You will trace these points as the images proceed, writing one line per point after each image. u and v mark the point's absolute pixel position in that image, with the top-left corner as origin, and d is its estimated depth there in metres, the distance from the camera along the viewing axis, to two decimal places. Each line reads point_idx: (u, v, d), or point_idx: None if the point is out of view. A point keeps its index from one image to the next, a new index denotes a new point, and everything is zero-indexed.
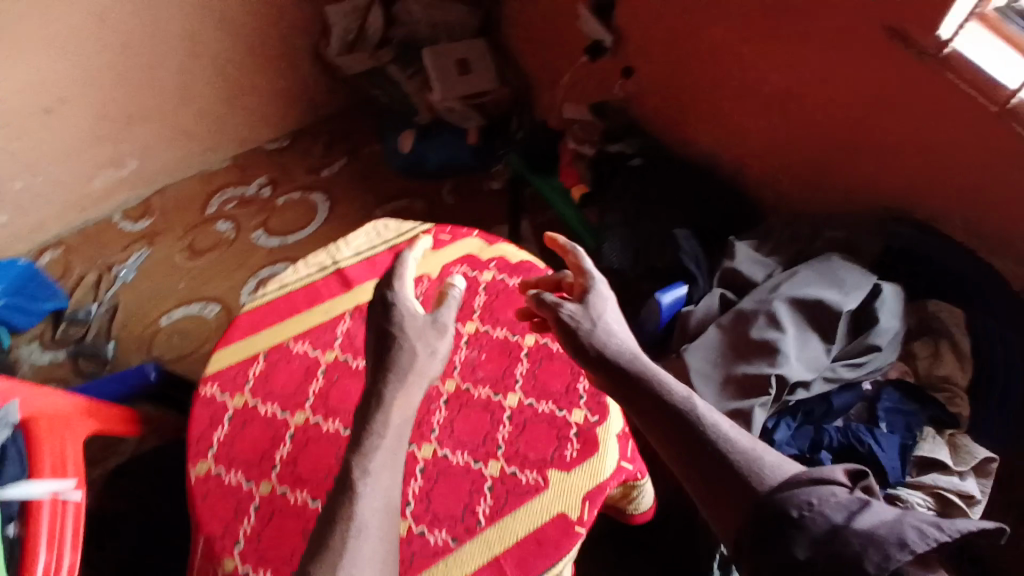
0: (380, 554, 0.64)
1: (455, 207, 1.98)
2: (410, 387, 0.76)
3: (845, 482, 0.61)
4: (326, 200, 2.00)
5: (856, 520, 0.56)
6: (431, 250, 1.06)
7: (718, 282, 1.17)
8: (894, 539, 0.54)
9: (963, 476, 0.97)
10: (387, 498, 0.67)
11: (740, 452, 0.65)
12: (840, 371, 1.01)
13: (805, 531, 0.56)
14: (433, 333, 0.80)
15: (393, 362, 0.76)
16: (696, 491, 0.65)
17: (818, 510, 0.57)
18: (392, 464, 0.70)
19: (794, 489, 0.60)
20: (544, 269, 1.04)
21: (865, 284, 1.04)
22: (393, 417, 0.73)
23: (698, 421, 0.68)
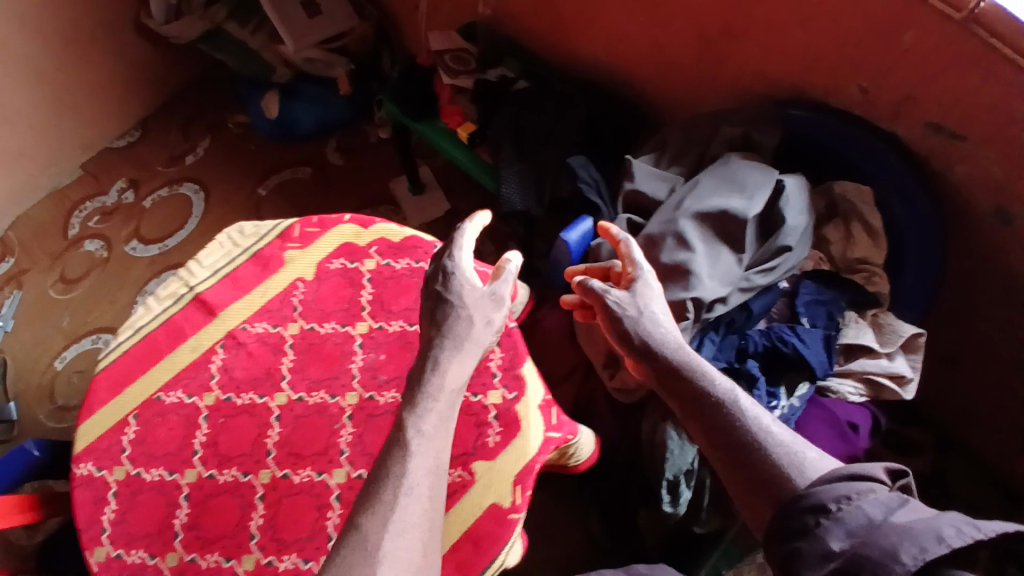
0: (425, 519, 0.65)
1: (345, 167, 1.82)
2: (461, 353, 0.75)
3: (883, 479, 0.63)
4: (199, 190, 1.79)
5: (893, 515, 0.58)
6: (300, 248, 0.91)
7: (622, 208, 1.09)
8: (931, 534, 0.55)
9: (892, 357, 0.96)
10: (433, 464, 0.68)
11: (778, 443, 0.72)
12: (754, 278, 0.96)
13: (837, 522, 0.60)
14: (491, 303, 0.80)
15: (450, 329, 0.76)
16: (729, 469, 0.73)
17: (855, 504, 0.60)
18: (441, 436, 0.70)
19: (832, 483, 0.63)
20: (432, 242, 0.91)
21: (766, 183, 0.98)
22: (448, 380, 0.74)
23: (739, 413, 0.75)
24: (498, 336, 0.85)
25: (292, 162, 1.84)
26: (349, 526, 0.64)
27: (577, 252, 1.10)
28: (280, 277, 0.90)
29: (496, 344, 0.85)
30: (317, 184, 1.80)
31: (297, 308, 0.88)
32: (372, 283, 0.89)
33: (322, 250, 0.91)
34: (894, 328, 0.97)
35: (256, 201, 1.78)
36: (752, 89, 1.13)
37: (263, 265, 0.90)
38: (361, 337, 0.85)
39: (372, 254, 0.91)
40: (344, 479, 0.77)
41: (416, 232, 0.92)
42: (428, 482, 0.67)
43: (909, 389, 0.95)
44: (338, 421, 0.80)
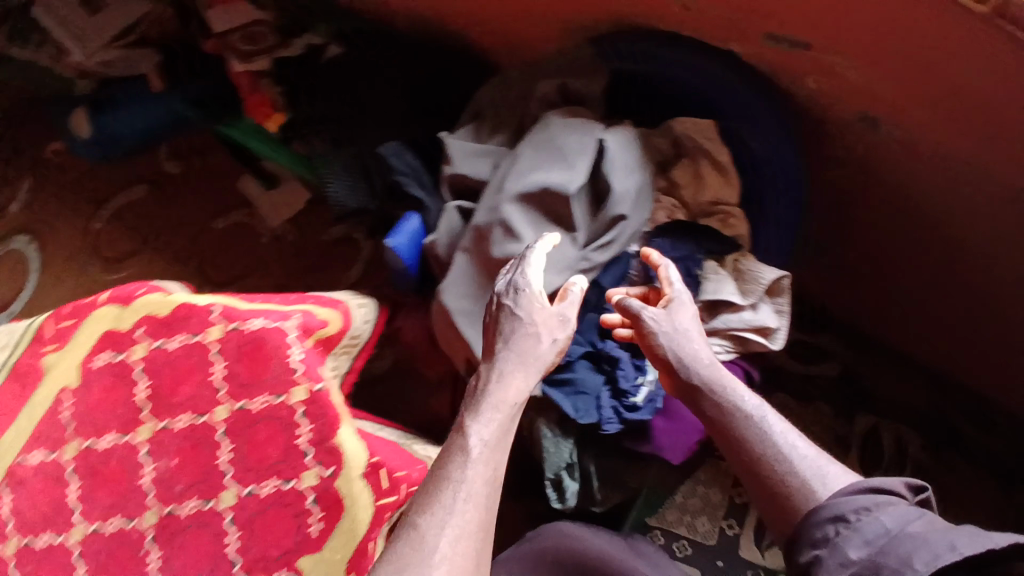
0: (477, 530, 0.62)
1: (186, 176, 1.61)
2: (518, 363, 0.75)
3: (904, 493, 0.62)
4: (30, 240, 1.58)
5: (910, 526, 0.56)
6: (58, 351, 0.80)
7: (450, 196, 0.95)
8: (945, 543, 0.52)
9: (756, 308, 0.88)
10: (490, 469, 0.66)
11: (806, 465, 0.69)
12: (594, 256, 0.86)
13: (853, 532, 0.59)
14: (555, 320, 0.78)
15: (516, 341, 0.76)
16: (760, 494, 0.71)
17: (871, 514, 0.59)
18: (495, 452, 0.68)
19: (852, 497, 0.62)
20: (204, 307, 0.78)
21: (588, 145, 0.85)
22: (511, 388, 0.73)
23: (765, 432, 0.73)
24: (303, 405, 0.73)
25: (127, 181, 1.62)
26: (406, 525, 0.62)
27: (411, 258, 0.96)
28: (41, 393, 0.79)
29: (301, 416, 0.73)
30: (159, 202, 1.59)
31: (70, 425, 0.78)
32: (147, 375, 0.78)
33: (82, 347, 0.80)
34: (755, 275, 0.88)
35: (97, 237, 1.58)
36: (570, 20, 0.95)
37: (23, 383, 0.80)
38: (145, 445, 0.76)
39: (139, 340, 0.79)
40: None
41: (185, 298, 0.79)
42: (483, 489, 0.64)
43: (777, 338, 0.89)
44: (142, 546, 0.74)
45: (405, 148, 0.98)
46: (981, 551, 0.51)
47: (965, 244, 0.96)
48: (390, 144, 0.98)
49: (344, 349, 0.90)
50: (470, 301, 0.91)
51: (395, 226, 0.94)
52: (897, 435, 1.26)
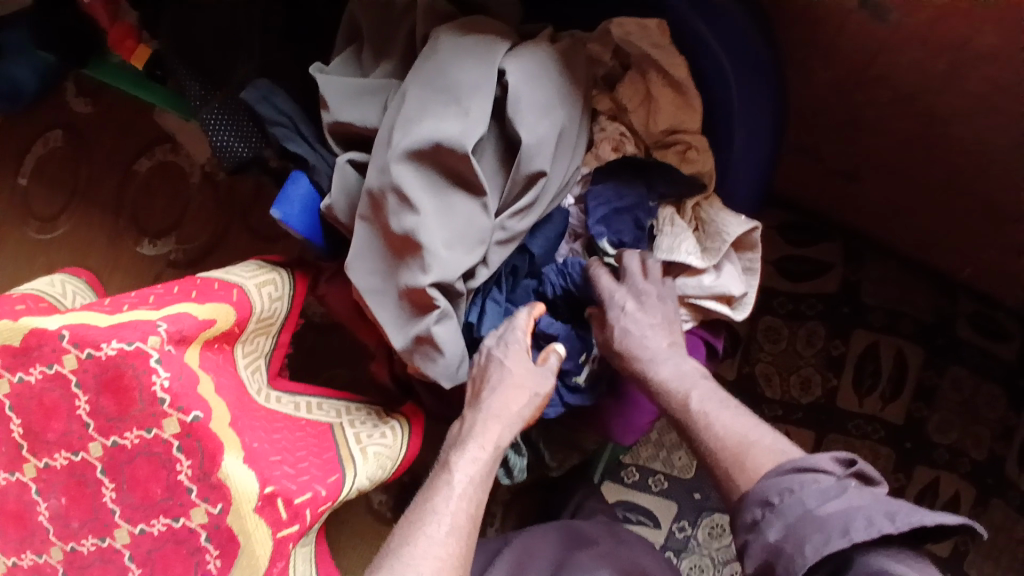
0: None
1: (95, 116, 1.41)
2: (495, 405, 0.68)
3: (828, 465, 0.52)
4: None
5: (821, 507, 0.49)
6: None
7: (339, 149, 0.78)
8: (838, 527, 0.47)
9: (718, 270, 0.73)
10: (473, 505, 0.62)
11: (734, 444, 0.59)
12: (513, 223, 0.70)
13: (777, 516, 0.51)
14: (537, 376, 0.71)
15: (492, 381, 0.70)
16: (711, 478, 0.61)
17: (795, 497, 0.51)
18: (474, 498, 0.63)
19: (771, 476, 0.54)
20: (57, 330, 0.66)
21: (490, 81, 0.66)
22: (487, 429, 0.68)
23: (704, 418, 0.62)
24: (177, 439, 0.64)
25: (36, 128, 1.43)
26: (387, 556, 0.58)
27: (308, 228, 0.80)
28: None
29: (177, 450, 0.64)
30: (73, 148, 1.41)
31: None
32: (16, 412, 0.68)
33: None
34: (720, 229, 0.73)
35: (17, 195, 1.42)
36: None
37: None
38: (33, 482, 0.69)
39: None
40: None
41: (35, 321, 0.67)
42: (467, 527, 0.61)
43: (744, 306, 0.74)
44: None
45: (277, 91, 0.80)
46: (874, 537, 0.45)
47: (989, 135, 0.75)
48: (254, 86, 0.80)
49: (259, 329, 0.82)
50: (373, 282, 0.73)
51: (280, 192, 0.78)
52: (896, 351, 1.12)
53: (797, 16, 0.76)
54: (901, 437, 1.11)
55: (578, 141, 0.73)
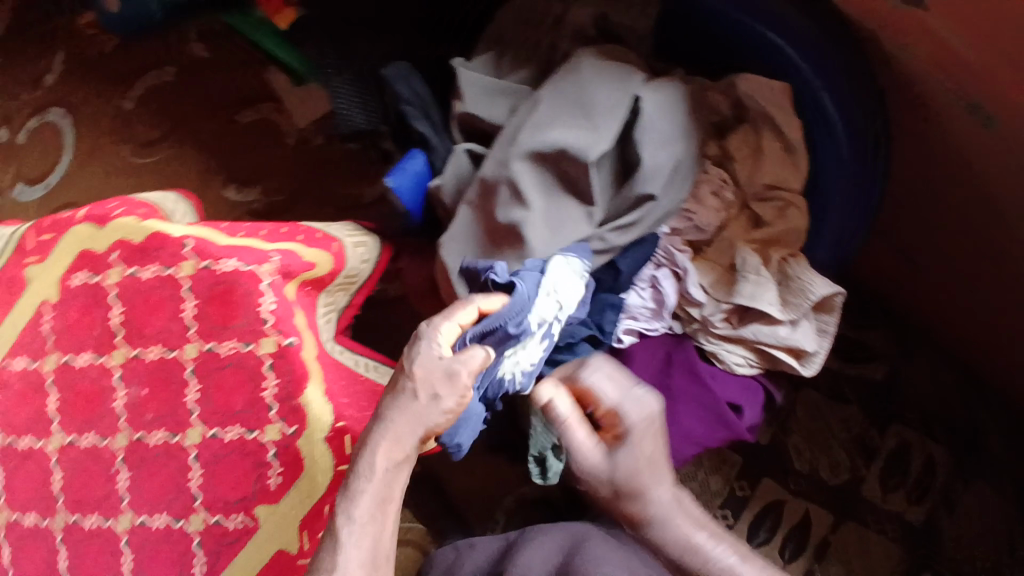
0: None
1: (214, 62, 1.51)
2: (399, 434, 0.52)
3: None
4: (64, 113, 1.53)
5: None
6: (39, 261, 0.76)
7: (459, 137, 0.84)
8: None
9: (794, 325, 0.77)
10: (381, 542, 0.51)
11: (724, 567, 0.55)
12: (611, 237, 0.74)
13: None
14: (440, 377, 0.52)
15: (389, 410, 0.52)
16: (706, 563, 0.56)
17: None
18: (371, 553, 0.50)
19: None
20: (180, 238, 0.72)
21: (623, 103, 0.72)
22: (380, 463, 0.52)
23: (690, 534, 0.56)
24: (271, 358, 0.70)
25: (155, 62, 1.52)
26: None
27: (413, 201, 0.86)
28: (25, 301, 0.76)
29: (267, 368, 0.69)
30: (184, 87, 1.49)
31: (49, 338, 0.75)
32: (121, 300, 0.73)
33: (63, 261, 0.75)
34: (805, 289, 0.76)
35: (122, 117, 1.50)
36: None
37: (9, 287, 0.78)
38: (118, 369, 0.73)
39: (115, 262, 0.73)
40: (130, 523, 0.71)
41: (165, 225, 0.73)
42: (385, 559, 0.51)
43: (809, 363, 0.78)
44: (112, 466, 0.72)
45: (415, 74, 0.86)
46: None
47: None
48: (398, 66, 0.86)
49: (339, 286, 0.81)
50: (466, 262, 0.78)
51: (397, 165, 0.84)
52: (928, 455, 1.11)
53: (911, 109, 0.80)
54: (916, 542, 1.08)
55: (689, 178, 0.77)
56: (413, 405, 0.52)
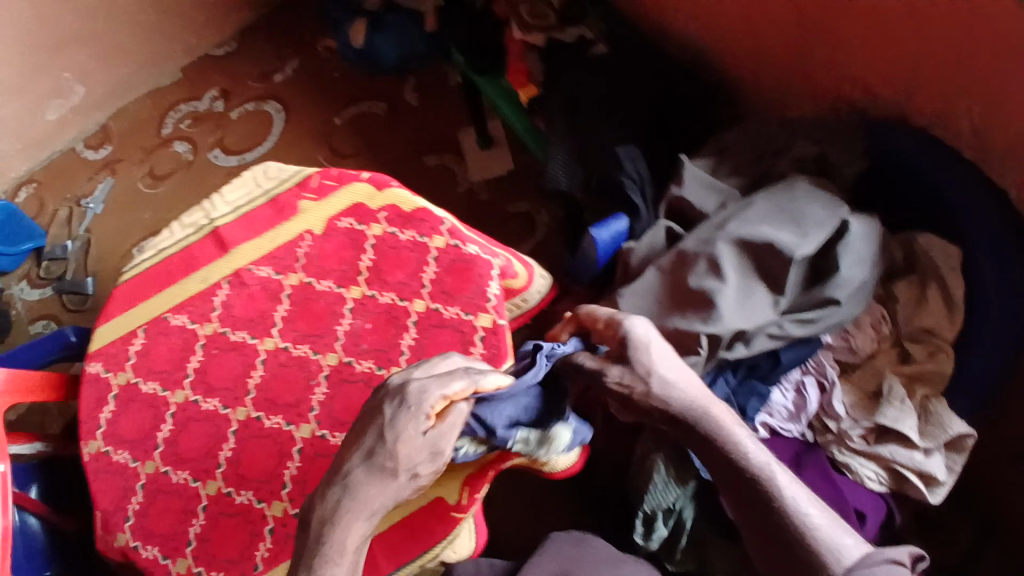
0: None
1: (419, 109, 1.81)
2: (373, 479, 0.66)
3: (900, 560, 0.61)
4: (281, 110, 1.85)
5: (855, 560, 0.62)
6: (315, 201, 0.92)
7: (664, 214, 0.99)
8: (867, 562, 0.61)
9: (928, 453, 0.84)
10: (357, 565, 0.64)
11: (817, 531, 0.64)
12: (786, 327, 0.87)
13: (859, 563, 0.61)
14: (422, 445, 0.67)
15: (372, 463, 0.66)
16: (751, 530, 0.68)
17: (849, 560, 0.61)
18: None
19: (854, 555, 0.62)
20: (440, 218, 0.88)
21: (828, 223, 0.87)
22: (359, 506, 0.65)
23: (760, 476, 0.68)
24: (484, 331, 0.83)
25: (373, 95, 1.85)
26: None
27: (605, 254, 1.01)
28: (289, 226, 0.91)
29: (480, 338, 0.83)
30: (388, 121, 1.81)
31: (300, 260, 0.89)
32: (374, 250, 0.88)
33: (335, 206, 0.91)
34: (942, 424, 0.85)
35: (330, 128, 1.82)
36: (842, 98, 1.00)
37: (278, 211, 0.91)
38: (352, 301, 0.86)
39: (380, 220, 0.89)
40: (310, 438, 0.81)
41: (429, 204, 0.90)
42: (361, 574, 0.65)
43: (935, 492, 0.85)
44: (315, 377, 0.84)
45: (641, 158, 1.02)
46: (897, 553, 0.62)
47: None
48: (630, 149, 1.03)
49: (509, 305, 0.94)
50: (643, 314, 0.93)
51: (604, 222, 0.99)
52: None
53: None
54: None
55: (864, 302, 0.89)
56: (393, 481, 0.66)
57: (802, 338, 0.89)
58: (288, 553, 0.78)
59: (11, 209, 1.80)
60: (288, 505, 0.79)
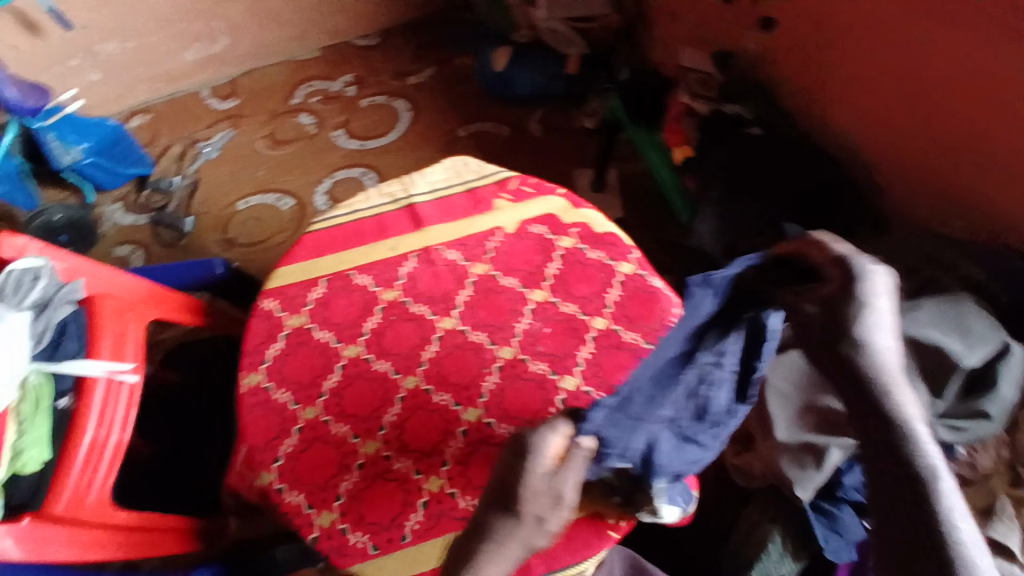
0: None
1: (541, 140, 1.91)
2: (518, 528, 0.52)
3: None
4: (408, 109, 1.98)
5: None
6: (510, 203, 0.96)
7: None
8: None
9: None
10: None
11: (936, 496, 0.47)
12: (936, 429, 0.90)
13: None
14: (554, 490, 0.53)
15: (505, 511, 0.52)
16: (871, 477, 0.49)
17: None
18: None
19: None
20: (630, 247, 0.93)
21: (993, 338, 0.91)
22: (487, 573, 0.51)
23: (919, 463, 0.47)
24: None
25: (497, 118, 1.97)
26: None
27: None
28: (484, 219, 0.95)
29: None
30: (508, 144, 1.91)
31: (489, 253, 0.93)
32: (561, 260, 0.92)
33: (530, 211, 0.96)
34: None
35: (452, 139, 1.92)
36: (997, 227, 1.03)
37: (476, 202, 0.96)
38: (535, 303, 0.89)
39: (571, 234, 0.94)
40: (475, 423, 0.82)
41: (619, 231, 0.95)
42: None
43: None
44: (488, 366, 0.85)
45: None
46: None
47: None
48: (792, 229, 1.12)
49: None
50: (793, 387, 1.00)
51: None
52: None
53: None
54: None
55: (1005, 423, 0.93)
56: (517, 528, 0.52)
57: (943, 443, 0.92)
58: (438, 531, 0.76)
59: (118, 133, 1.81)
60: (445, 483, 0.78)
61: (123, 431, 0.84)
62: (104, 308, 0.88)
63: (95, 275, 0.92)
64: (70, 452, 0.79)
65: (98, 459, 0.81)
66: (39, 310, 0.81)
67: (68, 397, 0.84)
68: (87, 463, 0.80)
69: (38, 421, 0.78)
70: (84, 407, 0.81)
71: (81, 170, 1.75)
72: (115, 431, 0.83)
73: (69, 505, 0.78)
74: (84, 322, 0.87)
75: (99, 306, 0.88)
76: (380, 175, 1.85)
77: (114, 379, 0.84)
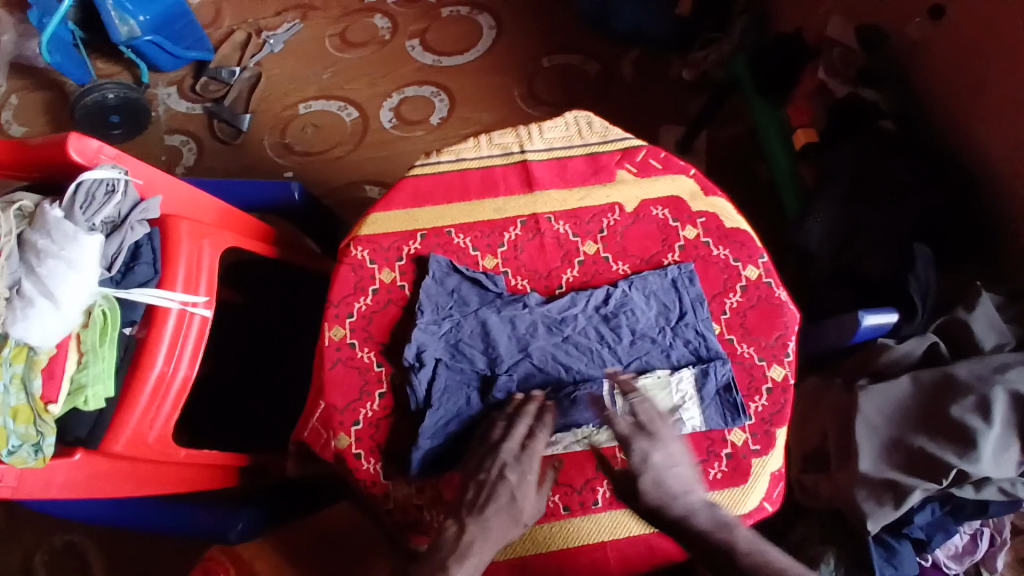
0: None
1: (631, 83, 1.72)
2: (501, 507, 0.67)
3: None
4: (493, 27, 1.81)
5: None
6: (632, 178, 0.88)
7: (935, 329, 0.97)
8: None
9: None
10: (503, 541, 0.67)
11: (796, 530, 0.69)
12: (1018, 487, 0.87)
13: None
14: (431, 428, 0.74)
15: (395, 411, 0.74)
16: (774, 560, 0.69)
17: None
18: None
19: None
20: (760, 250, 0.84)
21: None
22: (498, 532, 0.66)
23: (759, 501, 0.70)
24: (771, 383, 0.78)
25: (586, 51, 1.78)
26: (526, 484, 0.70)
27: (859, 337, 0.98)
28: (602, 193, 0.87)
29: (765, 389, 0.77)
30: (596, 84, 1.72)
31: (603, 231, 0.85)
32: (680, 252, 0.84)
33: (653, 191, 0.87)
34: None
35: (535, 69, 1.75)
36: None
37: (594, 171, 0.88)
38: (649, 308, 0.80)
39: (696, 224, 0.85)
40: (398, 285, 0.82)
41: (750, 229, 0.86)
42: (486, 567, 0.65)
43: None
44: (576, 390, 0.76)
45: (933, 265, 1.02)
46: None
47: None
48: (926, 250, 1.03)
49: None
50: (883, 419, 0.91)
51: (857, 330, 0.97)
52: None
53: None
54: None
55: None
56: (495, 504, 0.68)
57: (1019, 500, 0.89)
58: None
59: (181, 9, 1.68)
60: None
61: (191, 367, 0.81)
62: (177, 231, 0.83)
63: (170, 190, 0.86)
64: (140, 377, 0.78)
65: (163, 396, 0.79)
66: (111, 229, 0.78)
67: (137, 327, 0.80)
68: (153, 398, 0.78)
69: (104, 352, 0.75)
70: (155, 337, 0.78)
71: (139, 47, 1.63)
72: (183, 366, 0.80)
73: (129, 444, 0.76)
74: (159, 244, 0.82)
75: (172, 228, 0.83)
76: (452, 98, 1.70)
77: (184, 313, 0.81)
